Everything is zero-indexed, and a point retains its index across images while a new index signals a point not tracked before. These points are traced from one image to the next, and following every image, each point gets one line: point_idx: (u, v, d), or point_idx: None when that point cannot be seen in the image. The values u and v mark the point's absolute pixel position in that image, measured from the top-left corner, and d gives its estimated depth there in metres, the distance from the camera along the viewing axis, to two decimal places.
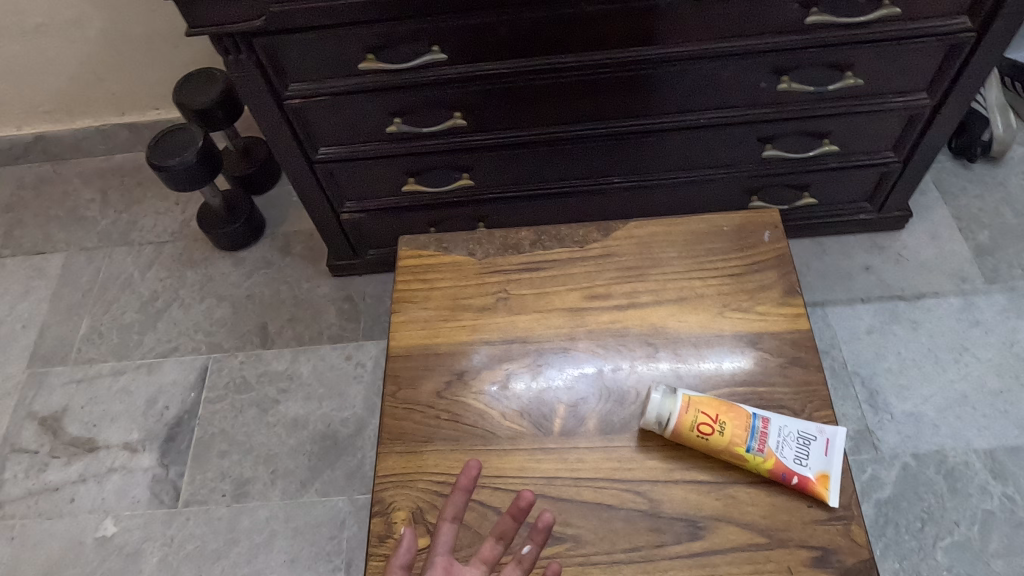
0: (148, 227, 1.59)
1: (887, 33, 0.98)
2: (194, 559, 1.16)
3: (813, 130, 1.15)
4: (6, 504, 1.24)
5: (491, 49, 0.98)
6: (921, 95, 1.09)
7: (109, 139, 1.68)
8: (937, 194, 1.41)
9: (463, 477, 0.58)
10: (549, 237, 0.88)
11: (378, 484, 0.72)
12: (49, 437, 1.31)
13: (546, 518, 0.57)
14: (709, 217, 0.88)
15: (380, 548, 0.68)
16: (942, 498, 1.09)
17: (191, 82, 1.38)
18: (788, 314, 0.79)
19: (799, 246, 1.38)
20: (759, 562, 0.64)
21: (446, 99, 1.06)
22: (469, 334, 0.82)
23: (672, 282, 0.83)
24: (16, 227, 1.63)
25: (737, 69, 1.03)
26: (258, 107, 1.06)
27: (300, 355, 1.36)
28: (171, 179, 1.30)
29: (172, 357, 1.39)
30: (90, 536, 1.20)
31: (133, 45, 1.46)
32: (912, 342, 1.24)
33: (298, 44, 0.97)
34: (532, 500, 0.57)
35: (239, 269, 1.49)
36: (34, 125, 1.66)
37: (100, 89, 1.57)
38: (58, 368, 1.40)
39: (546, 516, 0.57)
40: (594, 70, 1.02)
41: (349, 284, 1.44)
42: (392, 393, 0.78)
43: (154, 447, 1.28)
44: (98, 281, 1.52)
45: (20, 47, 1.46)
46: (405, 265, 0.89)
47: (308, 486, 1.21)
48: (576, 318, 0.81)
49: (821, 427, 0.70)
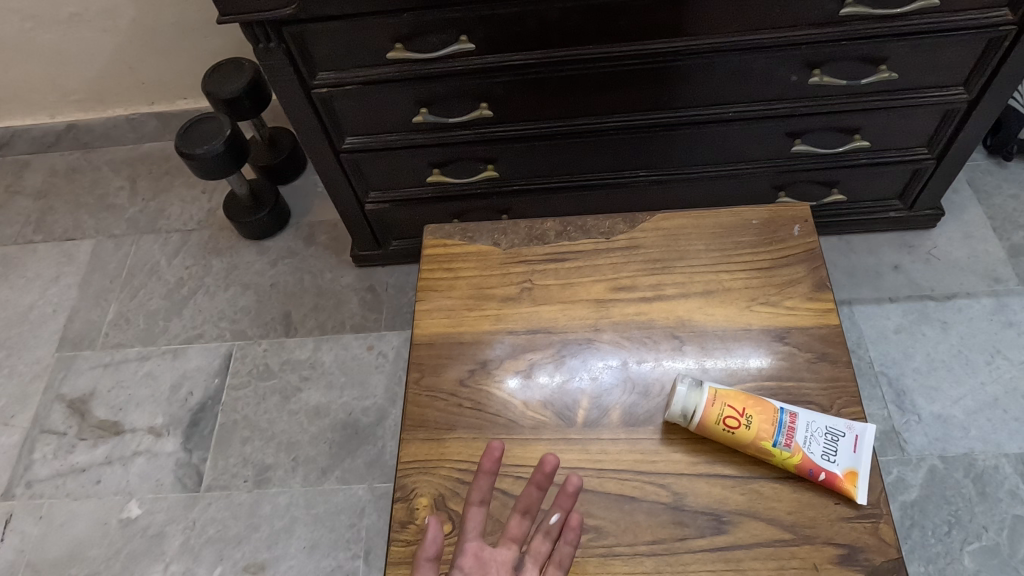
0: (175, 215, 1.61)
1: (924, 25, 0.96)
2: (215, 543, 1.17)
3: (844, 125, 1.13)
4: (35, 484, 1.27)
5: (519, 39, 0.98)
6: (957, 90, 1.06)
7: (139, 128, 1.70)
8: (970, 193, 1.38)
9: (485, 459, 0.60)
10: (574, 228, 0.88)
11: (400, 471, 0.72)
12: (76, 420, 1.34)
13: (572, 483, 0.61)
14: (737, 211, 0.87)
15: (402, 534, 0.68)
16: (970, 502, 1.07)
17: (220, 72, 1.40)
18: (816, 309, 0.78)
19: (826, 244, 1.36)
20: (784, 558, 0.63)
21: (472, 90, 1.06)
22: (493, 323, 0.81)
23: (698, 275, 0.82)
24: (48, 213, 1.66)
25: (767, 61, 1.02)
26: (286, 96, 1.06)
27: (323, 343, 1.37)
28: (199, 167, 1.31)
29: (197, 344, 1.40)
30: (115, 518, 1.22)
31: (164, 34, 1.48)
32: (942, 343, 1.21)
33: (327, 33, 0.97)
34: (556, 464, 0.61)
35: (264, 258, 1.51)
36: (66, 114, 1.69)
37: (130, 78, 1.59)
38: (86, 352, 1.42)
39: (572, 480, 0.61)
40: (622, 62, 1.01)
41: (372, 275, 1.45)
42: (416, 380, 0.78)
43: (178, 431, 1.30)
44: (126, 267, 1.54)
45: (54, 36, 1.49)
46: (430, 254, 0.89)
47: (329, 474, 1.21)
48: (601, 309, 0.81)
49: (850, 423, 0.68)
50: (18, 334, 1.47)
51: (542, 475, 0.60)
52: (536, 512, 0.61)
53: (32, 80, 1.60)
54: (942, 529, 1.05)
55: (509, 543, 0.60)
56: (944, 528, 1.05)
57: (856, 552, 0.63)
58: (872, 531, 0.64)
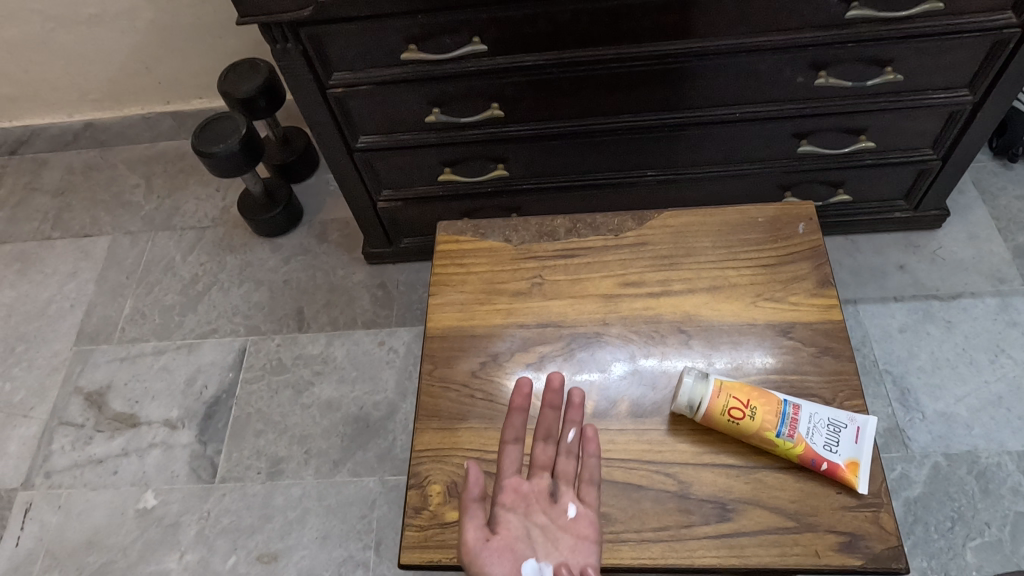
0: (190, 212, 1.64)
1: (929, 28, 0.98)
2: (230, 533, 1.20)
3: (849, 126, 1.15)
4: (54, 474, 1.30)
5: (530, 41, 1.00)
6: (962, 91, 1.08)
7: (155, 127, 1.73)
8: (976, 194, 1.39)
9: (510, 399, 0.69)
10: (584, 225, 0.90)
11: (414, 459, 0.75)
12: (94, 412, 1.36)
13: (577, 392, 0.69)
14: (744, 209, 0.89)
15: (415, 519, 0.71)
16: (973, 499, 1.08)
17: (235, 72, 1.42)
18: (820, 304, 0.80)
19: (832, 243, 1.37)
20: (787, 545, 0.65)
21: (484, 90, 1.08)
22: (504, 317, 0.84)
23: (705, 271, 0.84)
24: (65, 210, 1.69)
25: (774, 63, 1.03)
26: (302, 95, 1.09)
27: (335, 339, 1.39)
28: (215, 165, 1.34)
29: (211, 339, 1.43)
30: (132, 508, 1.24)
31: (181, 35, 1.51)
32: (946, 342, 1.23)
33: (343, 34, 0.99)
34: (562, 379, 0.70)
35: (277, 255, 1.53)
36: (84, 113, 1.72)
37: (147, 78, 1.62)
38: (103, 346, 1.45)
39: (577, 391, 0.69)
40: (631, 63, 1.03)
41: (383, 272, 1.47)
42: (429, 371, 0.81)
43: (193, 424, 1.33)
44: (142, 264, 1.57)
45: (74, 37, 1.52)
46: (442, 250, 0.91)
47: (341, 466, 1.24)
48: (610, 304, 0.83)
49: (852, 416, 0.70)
50: (36, 328, 1.50)
51: (553, 393, 0.70)
52: (555, 436, 0.67)
53: (52, 79, 1.63)
54: (945, 525, 1.07)
55: (541, 472, 0.66)
56: (947, 524, 1.07)
57: (857, 540, 0.65)
58: (872, 520, 0.66)
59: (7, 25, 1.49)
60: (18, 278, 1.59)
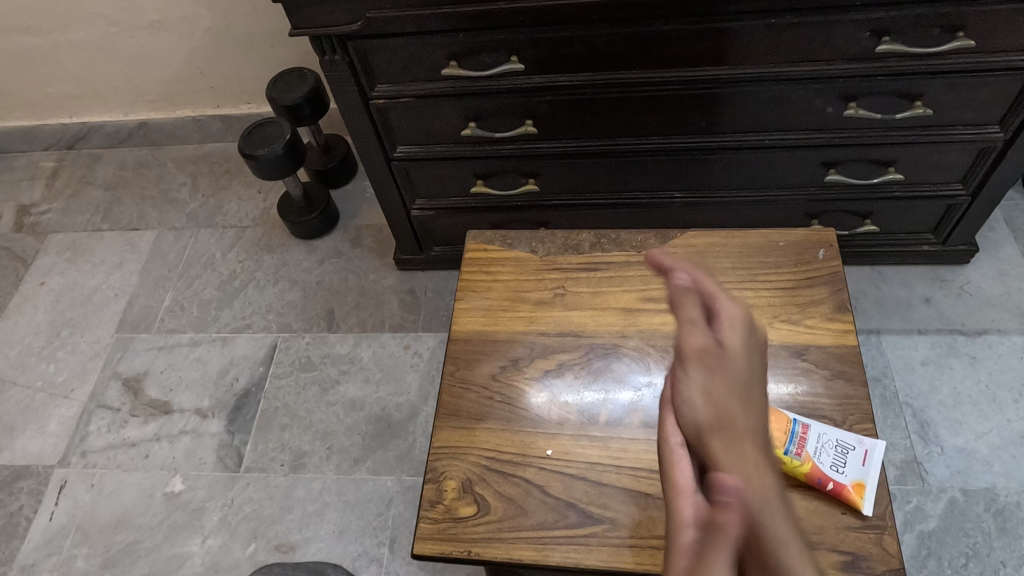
0: (232, 212, 1.71)
1: (959, 65, 0.99)
2: (252, 521, 1.24)
3: (878, 157, 1.16)
4: (89, 454, 1.36)
5: (566, 62, 1.04)
6: (994, 128, 1.09)
7: (204, 128, 1.81)
8: (1007, 231, 1.39)
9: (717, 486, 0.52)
10: (608, 240, 0.93)
11: (432, 455, 0.78)
12: (130, 397, 1.43)
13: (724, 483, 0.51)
14: (766, 232, 0.91)
15: (430, 512, 0.74)
16: (989, 537, 1.07)
17: (284, 80, 1.49)
18: (836, 329, 0.81)
19: (857, 273, 1.38)
20: None
21: (520, 107, 1.12)
22: (526, 324, 0.87)
23: (724, 291, 0.86)
24: (116, 205, 1.78)
25: (805, 93, 1.05)
26: (346, 105, 1.14)
27: (362, 340, 1.44)
28: (259, 167, 1.40)
29: (244, 333, 1.48)
30: (161, 491, 1.30)
31: (235, 44, 1.58)
32: (969, 378, 1.22)
33: (388, 49, 1.05)
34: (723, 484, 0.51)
35: (312, 257, 1.59)
36: (139, 113, 1.81)
37: (201, 82, 1.70)
38: (143, 335, 1.52)
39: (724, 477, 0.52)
40: (662, 86, 1.06)
41: (412, 278, 1.51)
42: (451, 372, 0.84)
43: (223, 414, 1.38)
44: (184, 258, 1.64)
45: (137, 40, 1.60)
46: (470, 257, 0.95)
47: (361, 464, 1.27)
48: (629, 317, 0.85)
49: (861, 438, 0.72)
50: (81, 314, 1.57)
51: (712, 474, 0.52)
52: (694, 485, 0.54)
53: (112, 81, 1.72)
54: (959, 561, 1.06)
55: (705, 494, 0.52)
56: (961, 560, 1.06)
57: (859, 560, 0.67)
58: (875, 541, 0.67)
59: (75, 27, 1.58)
60: (68, 266, 1.67)
